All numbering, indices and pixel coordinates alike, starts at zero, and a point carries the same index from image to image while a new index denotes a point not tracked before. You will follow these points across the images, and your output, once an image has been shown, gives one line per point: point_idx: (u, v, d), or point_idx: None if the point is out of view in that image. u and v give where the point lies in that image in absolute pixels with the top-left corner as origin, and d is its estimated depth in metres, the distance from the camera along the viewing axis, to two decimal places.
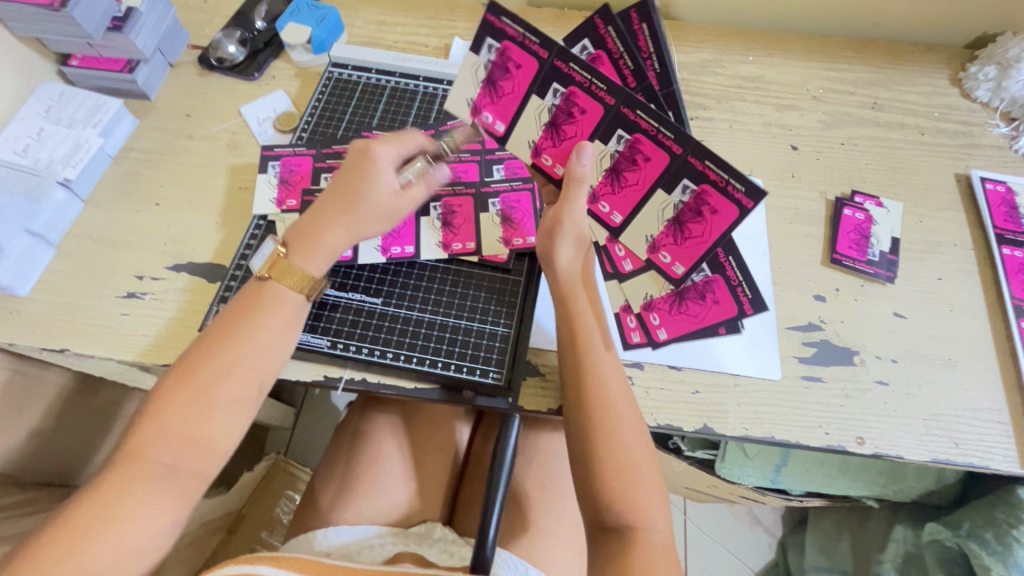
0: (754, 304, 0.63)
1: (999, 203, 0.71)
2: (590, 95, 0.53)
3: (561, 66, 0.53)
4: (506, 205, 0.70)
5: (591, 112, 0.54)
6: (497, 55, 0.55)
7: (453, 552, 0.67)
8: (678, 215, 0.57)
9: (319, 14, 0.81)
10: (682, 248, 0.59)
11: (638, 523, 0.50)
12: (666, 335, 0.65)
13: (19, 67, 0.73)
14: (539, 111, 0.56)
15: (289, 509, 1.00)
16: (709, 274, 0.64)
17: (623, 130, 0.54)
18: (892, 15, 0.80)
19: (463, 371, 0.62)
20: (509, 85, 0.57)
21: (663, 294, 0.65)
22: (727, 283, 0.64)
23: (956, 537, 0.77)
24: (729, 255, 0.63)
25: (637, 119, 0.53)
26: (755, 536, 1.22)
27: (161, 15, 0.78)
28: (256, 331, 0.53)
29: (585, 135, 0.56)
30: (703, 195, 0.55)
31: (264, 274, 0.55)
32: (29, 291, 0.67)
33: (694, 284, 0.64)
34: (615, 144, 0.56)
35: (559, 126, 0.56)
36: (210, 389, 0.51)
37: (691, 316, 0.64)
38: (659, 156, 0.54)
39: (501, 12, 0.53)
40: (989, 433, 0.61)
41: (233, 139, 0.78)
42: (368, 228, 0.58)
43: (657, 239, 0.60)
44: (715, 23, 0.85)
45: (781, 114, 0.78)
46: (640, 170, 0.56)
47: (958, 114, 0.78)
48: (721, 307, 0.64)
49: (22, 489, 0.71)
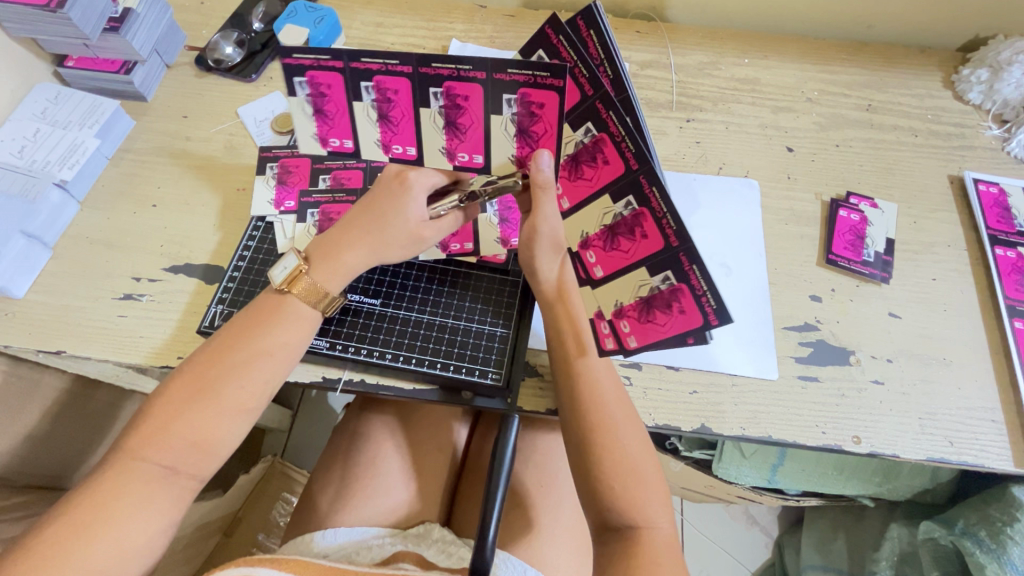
0: (720, 316, 0.54)
1: (992, 204, 0.72)
2: (540, 88, 0.49)
3: (502, 76, 0.49)
4: (504, 206, 0.67)
5: (549, 104, 0.50)
6: (311, 88, 0.54)
7: (452, 552, 0.67)
8: (615, 225, 0.57)
9: (317, 16, 0.82)
10: (608, 255, 0.60)
11: (640, 522, 0.51)
12: (636, 344, 0.61)
13: (15, 68, 0.72)
14: (433, 118, 0.54)
15: (286, 512, 1.00)
16: (675, 283, 0.56)
17: (591, 123, 0.52)
18: (884, 18, 0.81)
19: (462, 372, 0.62)
20: (467, 119, 0.53)
21: (631, 302, 0.60)
22: (693, 294, 0.55)
23: (950, 535, 0.77)
24: (693, 265, 0.53)
25: (608, 119, 0.51)
26: (752, 537, 1.23)
27: (158, 16, 0.78)
28: (268, 344, 0.53)
29: (554, 130, 0.52)
30: (642, 218, 0.55)
31: (283, 288, 0.55)
32: (25, 293, 0.67)
33: (660, 293, 0.57)
34: (582, 135, 0.53)
35: (526, 131, 0.53)
36: (219, 398, 0.50)
37: (661, 326, 0.59)
38: (617, 164, 0.53)
39: (358, 54, 0.51)
40: (983, 432, 0.61)
41: (230, 141, 0.77)
42: (390, 251, 0.58)
43: (590, 238, 0.60)
44: (711, 26, 0.85)
45: (777, 116, 0.79)
46: (542, 119, 0.52)
47: (951, 116, 0.79)
48: (687, 317, 0.57)
49: (18, 492, 0.70)
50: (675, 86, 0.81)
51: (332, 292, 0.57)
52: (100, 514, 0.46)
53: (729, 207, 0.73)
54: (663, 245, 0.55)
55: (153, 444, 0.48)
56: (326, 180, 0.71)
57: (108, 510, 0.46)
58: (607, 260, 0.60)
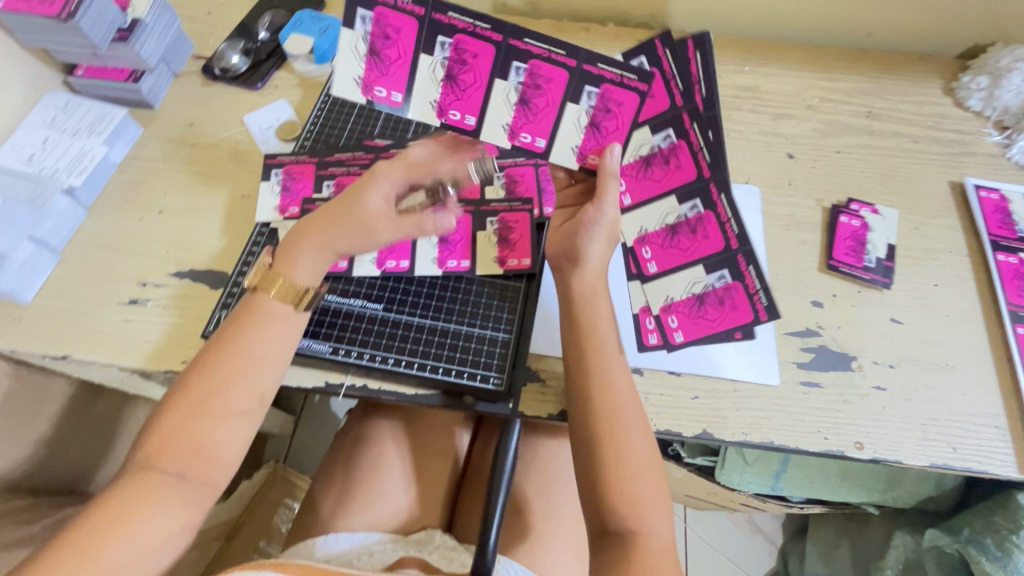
0: (768, 311, 0.62)
1: (993, 210, 0.72)
2: (624, 88, 0.54)
3: (590, 69, 0.54)
4: (504, 224, 0.70)
5: (628, 105, 0.55)
6: (375, 26, 0.52)
7: (453, 559, 0.67)
8: (677, 224, 0.63)
9: (322, 25, 0.83)
10: (666, 253, 0.64)
11: (640, 528, 0.51)
12: (683, 338, 0.64)
13: (26, 77, 0.74)
14: (507, 91, 0.55)
15: (288, 518, 1.00)
16: (729, 281, 0.63)
17: (672, 130, 0.59)
18: (885, 26, 0.81)
19: (463, 376, 0.62)
20: (543, 101, 0.55)
21: (684, 298, 0.64)
22: (745, 292, 0.63)
23: (956, 543, 0.77)
24: (749, 265, 0.62)
25: (689, 129, 0.59)
26: (756, 545, 1.22)
27: (167, 25, 0.79)
28: (251, 347, 0.53)
29: (626, 126, 0.56)
30: (703, 221, 0.63)
31: (253, 283, 0.57)
32: (32, 298, 0.68)
33: (715, 290, 0.63)
34: (659, 139, 0.60)
35: (599, 125, 0.57)
36: (209, 405, 0.51)
37: (710, 321, 0.63)
38: (689, 169, 0.61)
39: (448, 7, 0.51)
40: (986, 438, 0.61)
41: (236, 147, 0.78)
42: (345, 241, 0.58)
43: (648, 234, 0.64)
44: (712, 34, 0.86)
45: (778, 123, 0.79)
46: (618, 116, 0.56)
47: (951, 123, 0.79)
48: (738, 313, 0.63)
49: (22, 496, 0.71)
50: None
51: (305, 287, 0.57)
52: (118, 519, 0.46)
53: None
54: (722, 247, 0.63)
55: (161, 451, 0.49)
56: (330, 186, 0.72)
57: (125, 515, 0.47)
58: (664, 257, 0.64)
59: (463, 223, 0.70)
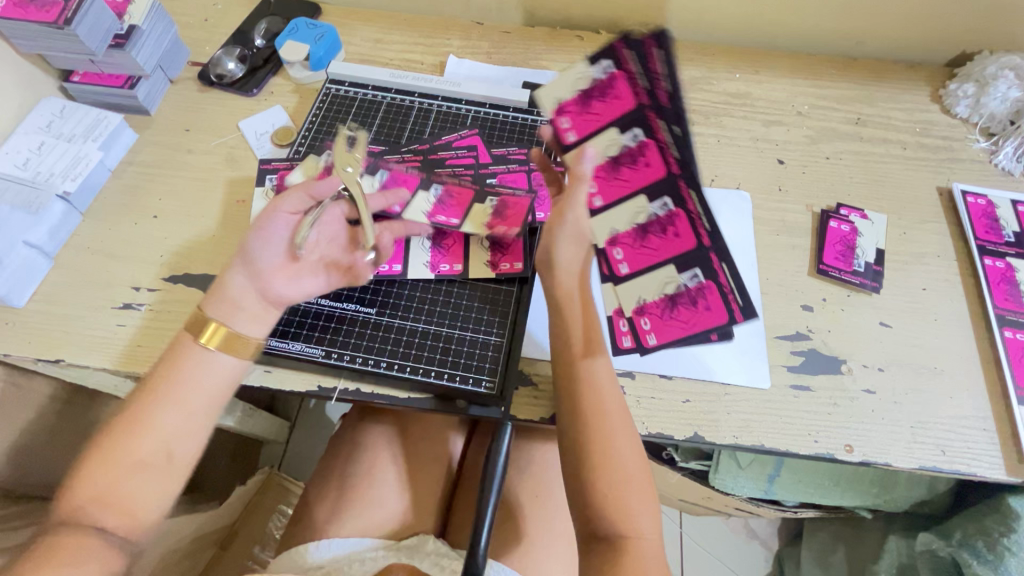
0: (746, 313, 0.61)
1: (980, 215, 0.73)
2: (630, 87, 0.57)
3: (619, 46, 0.57)
4: (504, 202, 0.69)
5: (623, 101, 0.58)
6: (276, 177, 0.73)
7: (445, 566, 0.67)
8: (648, 225, 0.61)
9: (318, 32, 0.84)
10: (637, 252, 0.63)
11: (629, 532, 0.51)
12: (655, 340, 0.65)
13: (22, 83, 0.74)
14: (579, 77, 0.59)
15: (282, 524, 1.00)
16: (702, 279, 0.62)
17: (640, 129, 0.58)
18: (873, 34, 0.83)
19: (455, 380, 0.62)
20: (582, 88, 0.59)
21: (655, 300, 0.64)
22: (720, 290, 0.62)
23: (948, 546, 0.77)
24: (722, 263, 0.61)
25: (656, 127, 0.57)
26: (752, 550, 1.22)
27: (163, 32, 0.80)
28: (162, 390, 0.53)
29: (607, 118, 0.59)
30: (675, 219, 0.60)
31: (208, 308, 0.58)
32: (26, 302, 0.68)
33: (687, 290, 0.63)
34: (627, 139, 0.59)
35: (618, 164, 0.60)
36: (118, 453, 0.50)
37: (681, 323, 0.63)
38: (658, 167, 0.59)
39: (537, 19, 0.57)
40: (975, 440, 0.62)
41: (231, 153, 0.79)
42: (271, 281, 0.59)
43: (618, 235, 0.63)
44: (704, 42, 0.87)
45: (768, 130, 0.80)
46: (609, 104, 0.59)
47: (938, 130, 0.80)
48: (711, 314, 0.63)
49: (13, 502, 0.70)
50: None
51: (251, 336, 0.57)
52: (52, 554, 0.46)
53: (721, 217, 0.74)
54: (694, 245, 0.61)
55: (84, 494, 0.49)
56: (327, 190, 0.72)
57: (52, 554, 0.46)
58: (634, 258, 0.64)
59: (463, 195, 0.69)
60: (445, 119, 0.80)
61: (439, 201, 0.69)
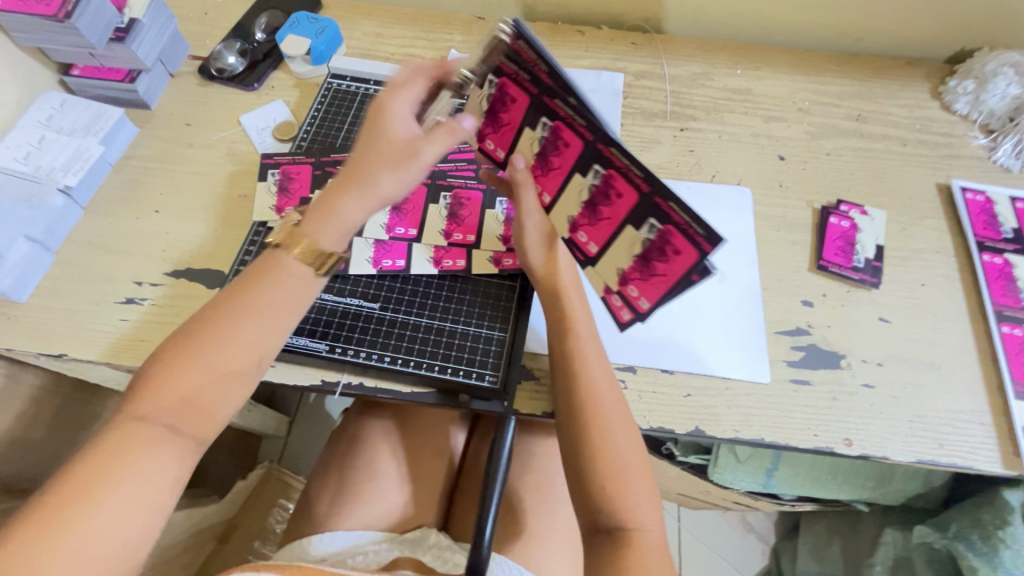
0: (711, 241, 0.50)
1: (979, 211, 0.74)
2: (517, 85, 0.54)
3: (488, 59, 0.54)
4: (512, 206, 0.71)
5: (520, 102, 0.55)
6: (281, 176, 0.74)
7: (448, 559, 0.67)
8: (592, 199, 0.56)
9: (319, 27, 0.83)
10: (597, 229, 0.58)
11: (630, 524, 0.52)
12: (648, 305, 0.58)
13: (21, 76, 0.74)
14: (480, 100, 0.58)
15: (283, 518, 1.00)
16: (659, 228, 0.53)
17: (545, 117, 0.54)
18: (873, 30, 0.83)
19: (459, 375, 0.63)
20: (506, 118, 0.58)
21: (630, 265, 0.57)
22: (680, 231, 0.52)
23: (944, 539, 0.78)
24: (669, 201, 0.51)
25: (556, 107, 0.53)
26: (748, 543, 1.23)
27: (163, 26, 0.79)
28: (256, 303, 0.49)
29: (515, 123, 0.57)
30: (611, 179, 0.54)
31: (275, 242, 0.51)
32: (28, 297, 0.68)
33: (650, 242, 0.55)
34: (541, 131, 0.56)
35: (547, 157, 0.57)
36: (203, 358, 0.47)
37: (662, 278, 0.55)
38: (576, 142, 0.54)
39: (498, 49, 0.53)
40: (972, 434, 0.62)
41: (233, 148, 0.79)
42: (384, 186, 0.51)
43: (575, 220, 0.59)
44: (705, 37, 0.87)
45: (769, 126, 0.81)
46: (510, 111, 0.57)
47: (938, 126, 0.81)
48: (684, 256, 0.53)
49: (16, 497, 0.70)
50: (668, 95, 0.83)
51: (329, 247, 0.50)
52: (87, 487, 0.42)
53: (721, 213, 0.74)
54: (638, 196, 0.53)
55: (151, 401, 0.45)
56: None
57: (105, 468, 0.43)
58: (596, 233, 0.58)
59: (473, 199, 0.72)
60: None
61: (449, 209, 0.71)
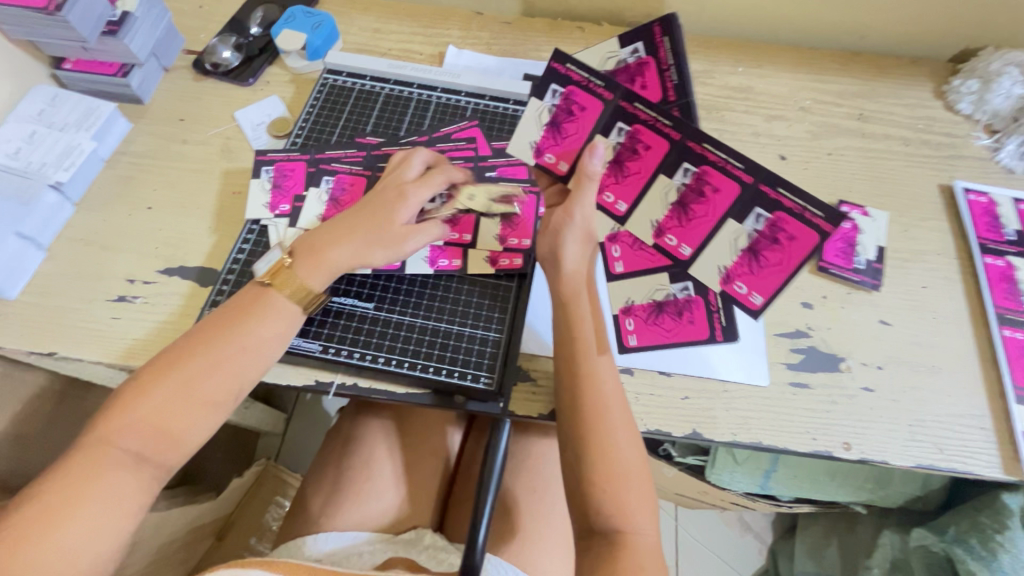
0: (831, 219, 0.53)
1: (982, 213, 0.73)
2: (588, 92, 0.58)
3: (560, 67, 0.58)
4: None
5: (591, 109, 0.58)
6: (275, 172, 0.73)
7: (442, 560, 0.67)
8: (683, 198, 0.60)
9: (315, 21, 0.82)
10: (686, 229, 0.62)
11: (625, 527, 0.51)
12: (636, 342, 0.66)
13: (12, 70, 0.73)
14: (541, 113, 0.61)
15: (279, 516, 1.00)
16: (767, 216, 0.57)
17: (622, 122, 0.58)
18: (876, 29, 0.82)
19: (454, 376, 0.62)
20: (573, 126, 0.60)
21: (642, 303, 0.67)
22: (792, 216, 0.55)
23: (942, 542, 0.77)
24: (777, 188, 0.55)
25: (636, 111, 0.56)
26: (745, 543, 1.23)
27: (157, 20, 0.78)
28: (245, 336, 0.54)
29: (585, 131, 0.60)
30: (704, 176, 0.57)
31: (265, 282, 0.57)
32: (19, 294, 0.67)
33: (760, 232, 0.58)
34: (615, 137, 0.59)
35: (622, 163, 0.61)
36: (192, 383, 0.51)
37: (665, 330, 0.66)
38: (659, 143, 0.57)
39: (567, 59, 0.57)
40: (972, 439, 0.62)
41: (227, 144, 0.78)
42: (375, 254, 0.58)
43: (662, 223, 0.63)
44: (706, 35, 0.86)
45: (770, 125, 0.80)
46: (579, 120, 0.59)
47: (941, 126, 0.80)
48: (800, 242, 0.56)
49: (7, 495, 0.70)
50: None
51: (317, 291, 0.57)
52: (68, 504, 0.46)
53: None
54: (739, 186, 0.56)
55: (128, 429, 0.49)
56: (329, 182, 0.72)
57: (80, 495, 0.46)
58: (688, 235, 0.62)
59: None
60: (444, 110, 0.79)
61: None
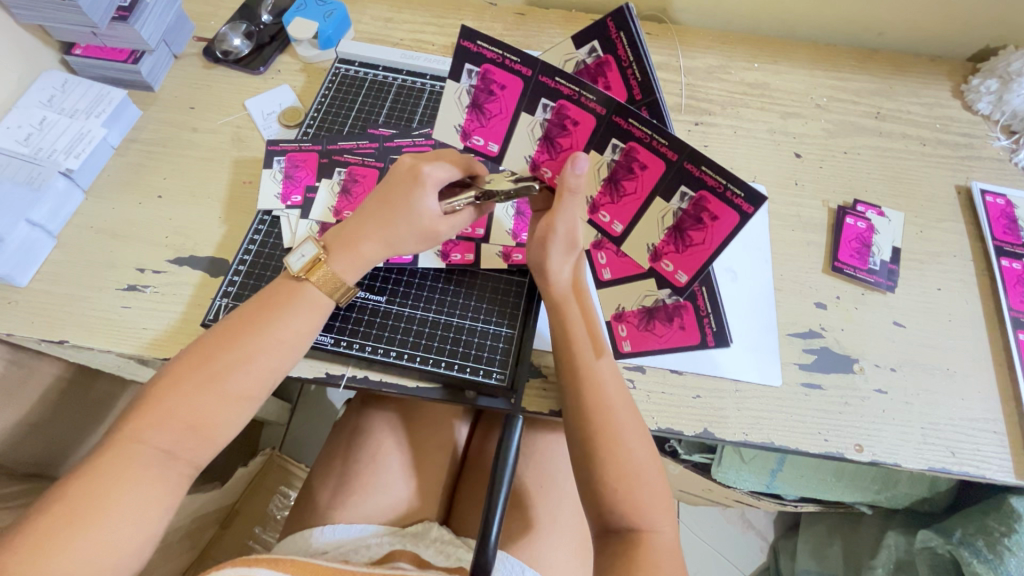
0: (752, 201, 0.48)
1: (999, 215, 0.72)
2: (506, 70, 0.52)
3: (470, 46, 0.52)
4: (522, 201, 0.70)
5: (511, 87, 0.53)
6: (286, 163, 0.72)
7: (450, 554, 0.66)
8: (612, 174, 0.54)
9: (327, 10, 0.81)
10: (620, 206, 0.57)
11: (640, 526, 0.51)
12: (630, 348, 0.65)
13: (22, 55, 0.72)
14: (460, 94, 0.56)
15: (284, 506, 1.00)
16: (693, 195, 0.51)
17: (546, 98, 0.52)
18: (896, 26, 0.80)
19: (466, 371, 0.62)
20: (496, 106, 0.55)
21: (633, 309, 0.65)
22: (715, 194, 0.50)
23: (948, 544, 0.77)
24: (701, 166, 0.49)
25: (558, 86, 0.51)
26: (748, 540, 1.23)
27: (167, 6, 0.77)
28: (280, 330, 0.54)
29: (509, 111, 0.55)
30: (632, 152, 0.52)
31: (300, 275, 0.56)
32: (29, 281, 0.67)
33: (684, 212, 0.53)
34: (541, 114, 0.54)
35: (553, 140, 0.54)
36: (224, 380, 0.51)
37: (658, 336, 0.65)
38: (585, 119, 0.52)
39: (475, 36, 0.51)
40: (985, 443, 0.61)
41: (238, 133, 0.77)
42: (406, 244, 0.58)
43: (596, 199, 0.58)
44: (721, 29, 0.85)
45: (786, 122, 0.79)
46: (500, 99, 0.55)
47: (959, 126, 0.79)
48: (722, 222, 0.51)
49: (16, 481, 0.70)
50: (684, 88, 0.81)
51: (348, 284, 0.58)
52: (91, 508, 0.45)
53: None
54: (665, 164, 0.51)
55: (152, 429, 0.48)
56: (341, 174, 0.71)
57: (101, 502, 0.45)
58: (620, 212, 0.57)
59: None
60: None
61: None
